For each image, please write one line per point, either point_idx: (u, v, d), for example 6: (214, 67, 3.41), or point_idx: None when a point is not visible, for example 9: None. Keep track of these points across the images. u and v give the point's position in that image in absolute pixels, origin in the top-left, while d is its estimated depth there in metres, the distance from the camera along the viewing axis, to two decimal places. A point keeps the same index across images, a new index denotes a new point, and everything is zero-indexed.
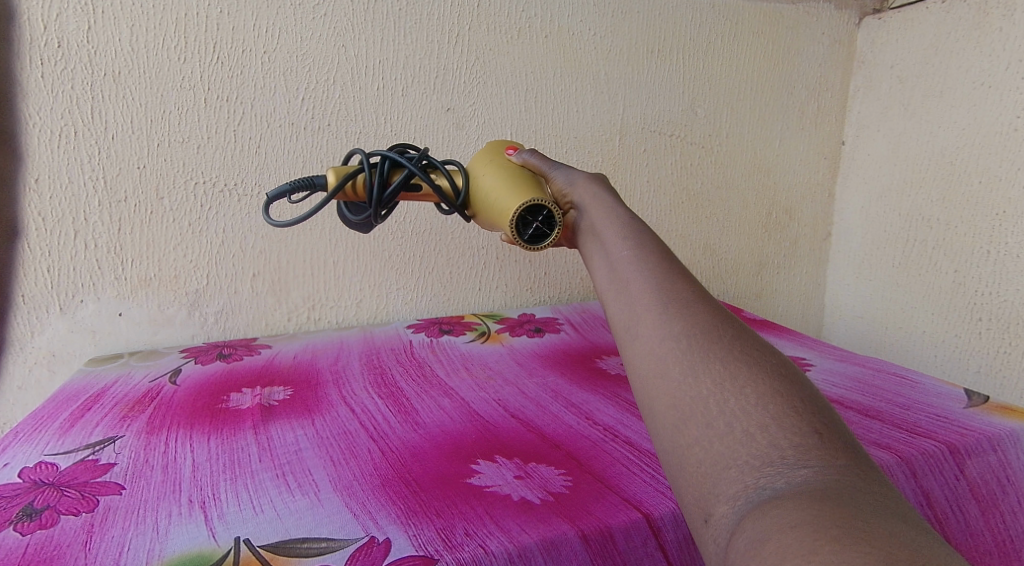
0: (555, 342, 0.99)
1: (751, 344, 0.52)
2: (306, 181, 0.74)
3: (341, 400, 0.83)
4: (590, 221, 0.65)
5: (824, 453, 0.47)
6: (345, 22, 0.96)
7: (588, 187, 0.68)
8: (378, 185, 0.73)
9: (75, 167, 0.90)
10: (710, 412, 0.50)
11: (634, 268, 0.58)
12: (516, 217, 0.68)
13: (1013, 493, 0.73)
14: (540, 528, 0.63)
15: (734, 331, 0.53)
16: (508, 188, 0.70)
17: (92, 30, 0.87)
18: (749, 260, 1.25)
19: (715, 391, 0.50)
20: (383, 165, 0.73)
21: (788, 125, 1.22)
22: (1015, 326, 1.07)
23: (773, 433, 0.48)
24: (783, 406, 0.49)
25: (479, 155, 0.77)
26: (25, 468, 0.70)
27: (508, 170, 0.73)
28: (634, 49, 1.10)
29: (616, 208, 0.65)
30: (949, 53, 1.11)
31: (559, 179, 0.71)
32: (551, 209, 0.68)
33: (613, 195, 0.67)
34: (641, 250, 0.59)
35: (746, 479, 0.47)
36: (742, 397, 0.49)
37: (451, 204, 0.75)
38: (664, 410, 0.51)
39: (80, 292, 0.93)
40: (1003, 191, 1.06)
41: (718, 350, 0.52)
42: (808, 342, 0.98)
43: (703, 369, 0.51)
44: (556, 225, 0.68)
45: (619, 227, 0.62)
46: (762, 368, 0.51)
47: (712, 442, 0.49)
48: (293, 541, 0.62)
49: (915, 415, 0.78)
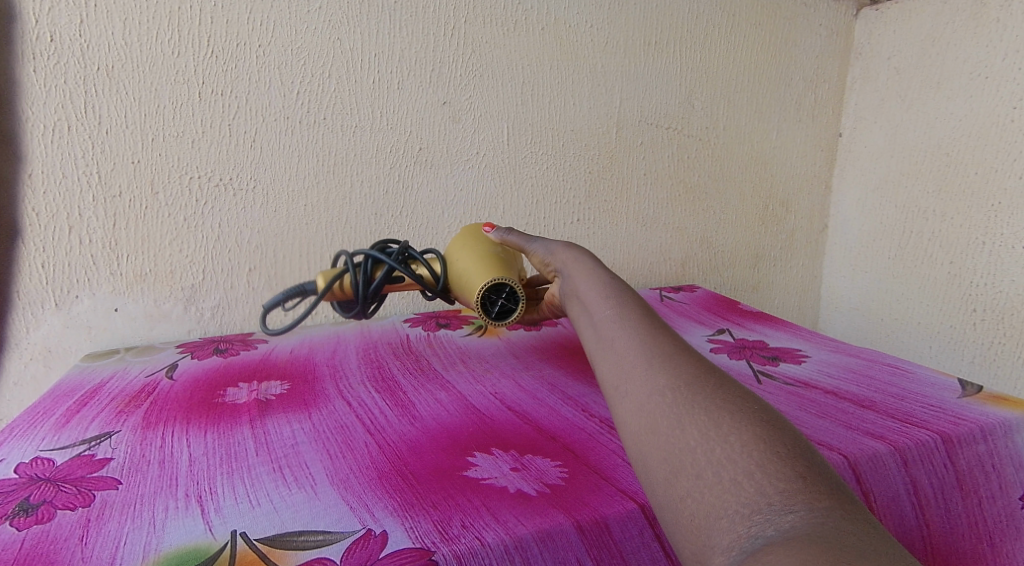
0: (551, 335, 0.99)
1: (733, 392, 0.54)
2: (298, 289, 0.78)
3: (338, 395, 0.83)
4: (573, 287, 0.70)
5: (808, 496, 0.48)
6: (340, 15, 0.96)
7: (570, 254, 0.73)
8: (364, 282, 0.78)
9: (70, 163, 0.89)
10: (699, 464, 0.51)
11: (617, 328, 0.61)
12: (483, 297, 0.76)
13: (996, 481, 0.73)
14: (537, 520, 0.64)
15: (716, 380, 0.55)
16: (475, 268, 0.78)
17: (84, 23, 0.87)
18: (745, 252, 1.25)
19: (702, 441, 0.52)
20: (366, 264, 0.78)
21: (785, 117, 1.22)
22: (1010, 317, 1.08)
23: (759, 480, 0.49)
24: (766, 452, 0.50)
25: (456, 239, 0.84)
26: (21, 464, 0.70)
27: (476, 250, 0.81)
28: (631, 41, 1.10)
29: (598, 272, 0.69)
30: (947, 44, 1.10)
31: (539, 248, 0.77)
32: (513, 286, 0.77)
33: (594, 259, 0.72)
34: (622, 308, 0.63)
35: (738, 529, 0.48)
36: (727, 446, 0.51)
37: (433, 290, 0.81)
38: (658, 464, 0.53)
39: (76, 287, 0.93)
40: (999, 182, 1.06)
41: (700, 400, 0.54)
42: (803, 334, 0.98)
43: (689, 420, 0.53)
44: (517, 299, 0.77)
45: (601, 289, 0.66)
46: (746, 415, 0.52)
47: (703, 493, 0.50)
48: (289, 534, 0.62)
49: (909, 404, 0.78)
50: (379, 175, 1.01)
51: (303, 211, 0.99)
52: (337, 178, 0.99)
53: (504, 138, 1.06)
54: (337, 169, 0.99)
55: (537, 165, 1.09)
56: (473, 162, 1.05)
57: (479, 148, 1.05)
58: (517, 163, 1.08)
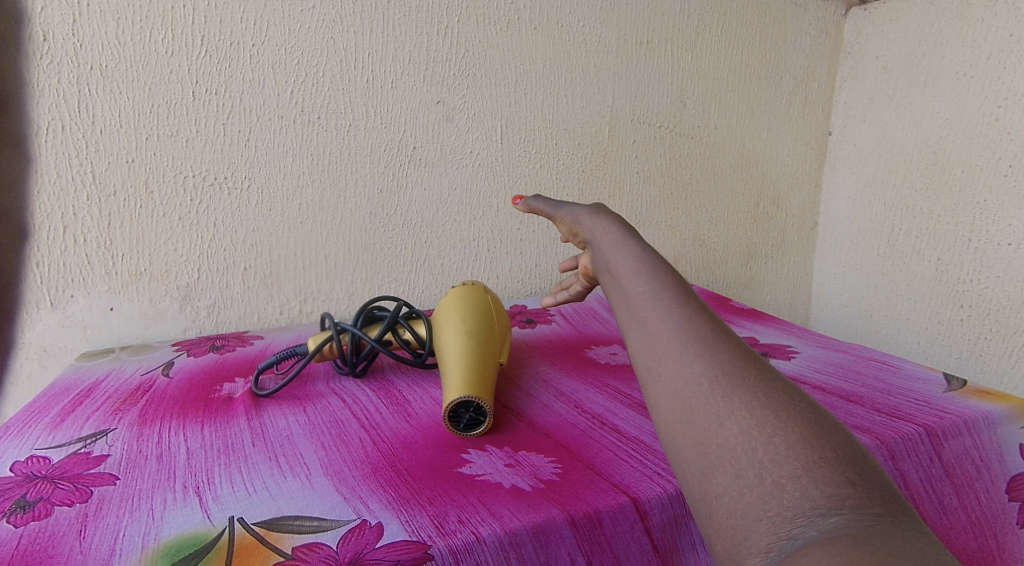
0: (546, 333, 0.99)
1: (777, 387, 0.55)
2: (289, 351, 0.86)
3: (331, 391, 0.84)
4: (603, 259, 0.69)
5: (857, 502, 0.49)
6: (334, 15, 0.96)
7: (597, 222, 0.73)
8: (349, 354, 0.84)
9: (64, 161, 0.90)
10: (740, 462, 0.52)
11: (650, 306, 0.61)
12: (449, 412, 0.74)
13: (986, 474, 0.74)
14: (531, 513, 0.65)
15: (758, 372, 0.56)
16: (449, 370, 0.77)
17: (78, 23, 0.88)
18: (737, 250, 1.26)
19: (743, 439, 0.53)
20: (352, 336, 0.84)
21: (775, 116, 1.24)
22: (995, 312, 1.09)
23: (805, 484, 0.50)
24: (814, 457, 0.51)
25: (447, 323, 0.83)
26: (16, 462, 0.71)
27: (458, 346, 0.79)
28: (623, 40, 1.11)
29: (626, 241, 0.69)
30: (933, 44, 1.12)
31: (565, 217, 0.77)
32: (480, 402, 0.74)
33: (622, 225, 0.71)
34: (655, 284, 0.62)
35: (779, 530, 0.50)
36: (771, 446, 0.52)
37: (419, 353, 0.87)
38: (693, 457, 0.54)
39: (70, 286, 0.93)
40: (985, 180, 1.08)
41: (742, 394, 0.54)
42: (794, 330, 0.99)
43: (728, 414, 0.54)
44: (485, 413, 0.74)
45: (632, 262, 0.65)
46: (793, 415, 0.53)
47: (741, 493, 0.52)
48: (285, 518, 0.64)
49: (895, 399, 0.79)
50: (373, 174, 1.02)
51: (298, 209, 1.00)
52: (331, 177, 1.00)
53: (498, 136, 1.07)
54: (332, 167, 1.00)
55: (531, 164, 1.10)
56: (467, 161, 1.06)
57: (473, 147, 1.06)
58: (511, 162, 1.08)
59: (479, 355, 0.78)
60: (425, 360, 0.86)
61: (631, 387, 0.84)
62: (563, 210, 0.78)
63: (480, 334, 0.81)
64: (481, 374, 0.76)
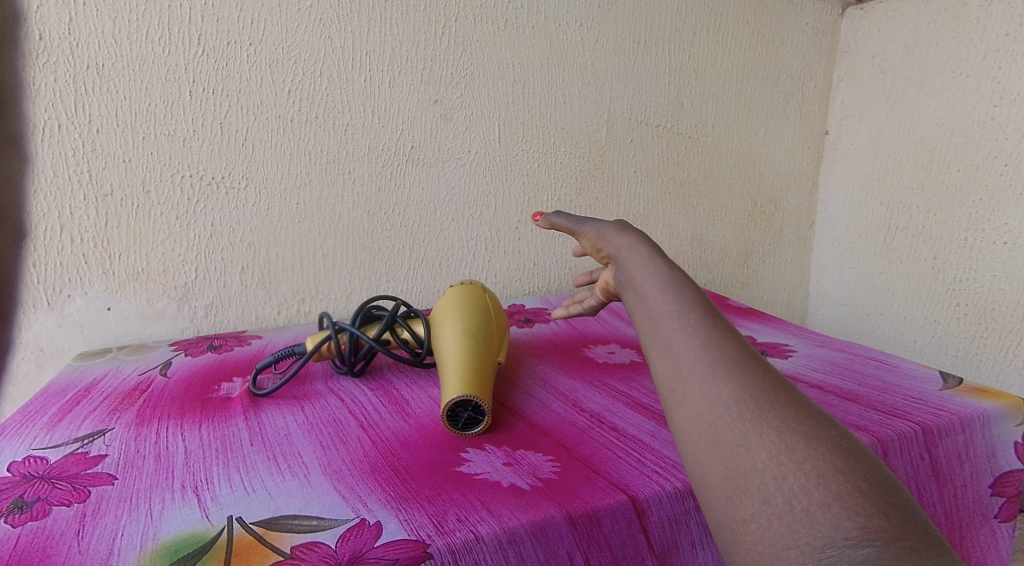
0: (544, 333, 0.99)
1: (806, 412, 0.57)
2: (287, 351, 0.86)
3: (329, 391, 0.84)
4: (630, 275, 0.72)
5: (889, 533, 0.50)
6: (331, 14, 0.96)
7: (623, 239, 0.75)
8: (347, 353, 0.84)
9: (61, 162, 0.90)
10: (769, 489, 0.54)
11: (677, 326, 0.63)
12: (448, 411, 0.74)
13: (969, 469, 0.75)
14: (530, 512, 0.65)
15: (788, 398, 0.57)
16: (448, 369, 0.77)
17: (73, 21, 0.88)
18: (735, 249, 1.26)
19: (772, 466, 0.54)
20: (351, 334, 0.84)
21: (773, 115, 1.24)
22: (992, 311, 1.09)
23: (836, 513, 0.52)
24: (845, 485, 0.53)
25: (445, 322, 0.83)
26: (13, 462, 0.71)
27: (457, 345, 0.79)
28: (621, 40, 1.11)
29: (653, 259, 0.71)
30: (929, 43, 1.12)
31: (591, 233, 0.80)
32: (479, 401, 0.73)
33: (648, 243, 0.74)
34: (682, 305, 0.65)
35: (808, 559, 0.51)
36: (801, 474, 0.53)
37: (417, 353, 0.87)
38: (720, 481, 0.56)
39: (67, 286, 0.93)
40: (981, 179, 1.08)
41: (771, 420, 0.56)
42: (790, 329, 0.99)
43: (757, 440, 0.55)
44: (484, 412, 0.74)
45: (659, 281, 0.68)
46: (823, 443, 0.55)
47: (770, 520, 0.53)
48: (283, 518, 0.64)
49: (892, 397, 0.80)
50: (370, 174, 1.02)
51: (296, 209, 1.00)
52: (328, 176, 1.00)
53: (496, 136, 1.07)
54: (329, 167, 1.00)
55: (529, 164, 1.10)
56: (464, 161, 1.06)
57: (471, 147, 1.06)
58: (508, 162, 1.09)
59: (477, 355, 0.78)
60: (423, 360, 0.86)
61: (630, 387, 0.84)
62: (589, 226, 0.81)
63: (478, 334, 0.81)
64: (479, 373, 0.76)
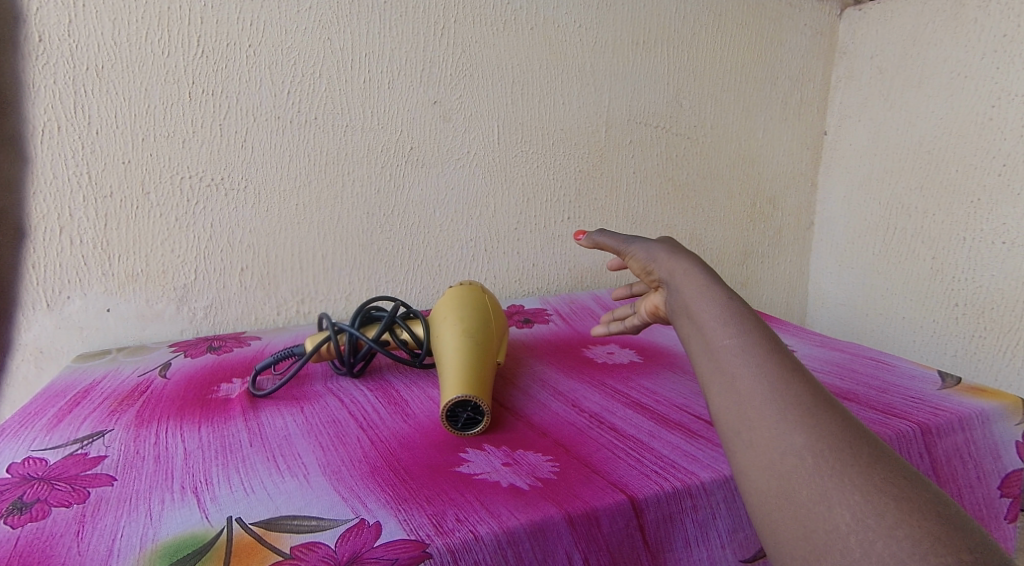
0: (545, 333, 1.00)
1: (892, 468, 0.55)
2: (286, 352, 0.86)
3: (329, 392, 0.84)
4: (683, 300, 0.69)
5: None
6: (330, 15, 0.96)
7: (676, 262, 0.73)
8: (347, 353, 0.84)
9: (60, 163, 0.90)
10: (851, 553, 0.53)
11: (740, 362, 0.62)
12: (448, 411, 0.74)
13: (972, 469, 0.75)
14: (529, 512, 0.65)
15: (870, 452, 0.56)
16: (448, 369, 0.77)
17: (73, 23, 0.88)
18: (734, 249, 1.27)
19: (854, 528, 0.54)
20: (349, 335, 0.84)
21: (771, 116, 1.24)
22: (990, 310, 1.09)
23: None
24: (937, 554, 0.51)
25: (444, 322, 0.83)
26: (13, 463, 0.71)
27: (456, 345, 0.79)
28: (619, 41, 1.11)
29: (710, 285, 0.69)
30: (926, 44, 1.12)
31: (640, 253, 0.77)
32: (478, 401, 0.74)
33: (705, 267, 0.71)
34: (746, 338, 0.63)
35: None
36: (889, 537, 0.53)
37: (417, 354, 0.87)
38: (794, 538, 0.56)
39: (67, 287, 0.93)
40: (979, 179, 1.08)
41: (853, 476, 0.55)
42: (790, 329, 0.99)
43: (837, 499, 0.55)
44: (483, 412, 0.74)
45: (716, 311, 0.66)
46: (913, 504, 0.54)
47: None
48: (282, 518, 0.64)
49: (891, 397, 0.80)
50: (370, 175, 1.02)
51: (296, 210, 1.00)
52: (328, 177, 1.00)
53: (495, 137, 1.07)
54: (329, 168, 1.00)
55: (528, 165, 1.10)
56: (464, 161, 1.06)
57: (471, 148, 1.06)
58: (508, 162, 1.09)
59: (477, 355, 0.78)
60: (422, 360, 0.86)
61: (629, 387, 0.84)
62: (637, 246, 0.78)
63: (477, 334, 0.81)
64: (478, 374, 0.76)
